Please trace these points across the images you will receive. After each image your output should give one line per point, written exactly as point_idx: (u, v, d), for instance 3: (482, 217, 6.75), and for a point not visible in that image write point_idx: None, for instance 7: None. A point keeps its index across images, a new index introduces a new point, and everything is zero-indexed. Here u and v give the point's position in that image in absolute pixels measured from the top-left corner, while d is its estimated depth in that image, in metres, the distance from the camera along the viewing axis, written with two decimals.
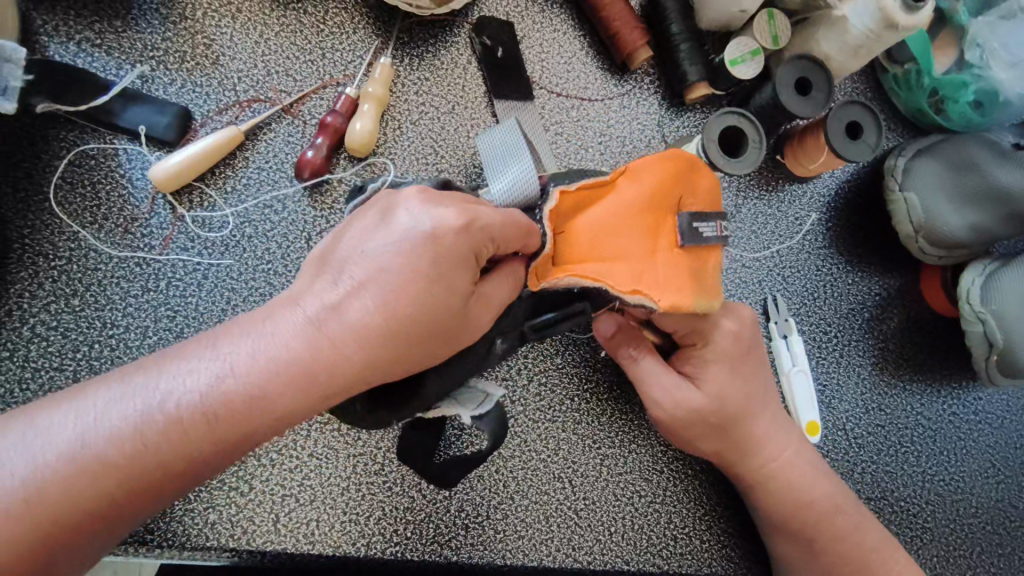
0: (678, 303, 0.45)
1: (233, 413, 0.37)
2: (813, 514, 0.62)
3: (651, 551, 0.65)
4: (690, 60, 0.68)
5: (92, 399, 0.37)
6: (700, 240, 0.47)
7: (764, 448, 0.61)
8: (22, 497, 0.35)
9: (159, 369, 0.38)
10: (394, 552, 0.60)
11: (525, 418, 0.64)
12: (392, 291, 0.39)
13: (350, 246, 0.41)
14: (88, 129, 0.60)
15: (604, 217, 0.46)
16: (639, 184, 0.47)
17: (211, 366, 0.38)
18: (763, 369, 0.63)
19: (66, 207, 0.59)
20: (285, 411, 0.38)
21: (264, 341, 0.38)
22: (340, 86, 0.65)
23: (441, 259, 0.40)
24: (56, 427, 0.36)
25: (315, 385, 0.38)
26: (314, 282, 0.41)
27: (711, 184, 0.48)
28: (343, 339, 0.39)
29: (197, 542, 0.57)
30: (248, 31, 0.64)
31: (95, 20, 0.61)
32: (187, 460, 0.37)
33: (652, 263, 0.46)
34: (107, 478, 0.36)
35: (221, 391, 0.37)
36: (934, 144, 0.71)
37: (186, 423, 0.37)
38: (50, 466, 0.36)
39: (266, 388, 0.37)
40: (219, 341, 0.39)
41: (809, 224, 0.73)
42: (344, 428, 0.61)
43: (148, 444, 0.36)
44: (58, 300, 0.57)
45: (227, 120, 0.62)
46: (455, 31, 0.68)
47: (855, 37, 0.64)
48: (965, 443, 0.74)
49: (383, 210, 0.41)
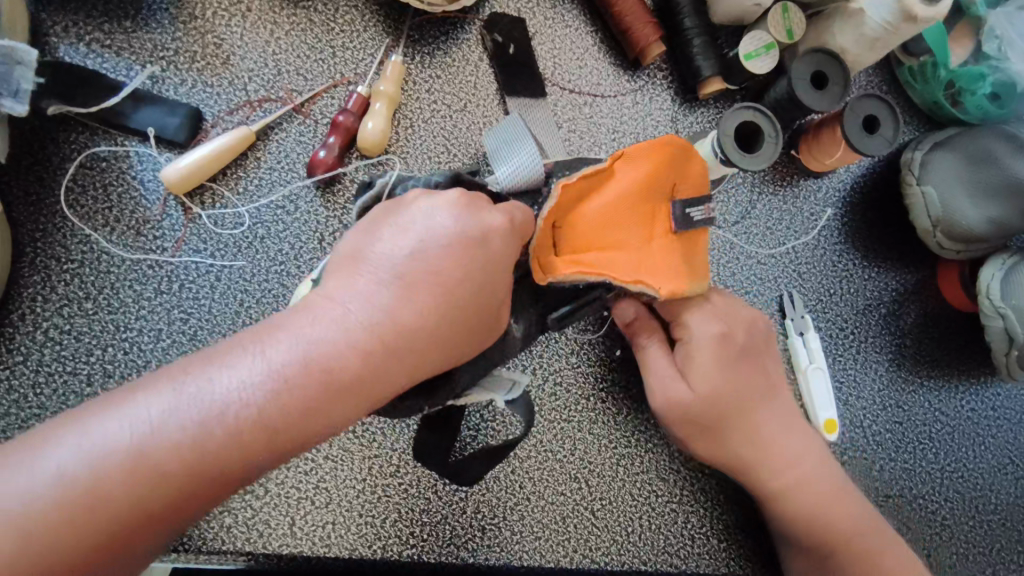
0: (672, 290, 0.50)
1: (287, 414, 0.38)
2: (835, 503, 0.61)
3: (669, 551, 0.64)
4: (704, 55, 0.67)
5: (134, 406, 0.37)
6: (691, 225, 0.51)
7: (775, 443, 0.61)
8: (87, 493, 0.35)
9: (203, 376, 0.38)
10: (411, 554, 0.60)
11: (541, 418, 0.64)
12: (435, 292, 0.42)
13: (388, 243, 0.42)
14: (99, 131, 0.59)
15: (607, 207, 0.48)
16: (635, 171, 0.50)
17: (259, 374, 0.38)
18: (763, 362, 0.63)
19: (77, 210, 0.58)
20: (336, 410, 0.39)
21: (311, 346, 0.39)
22: (351, 85, 0.64)
23: (478, 261, 0.43)
24: (97, 439, 0.36)
25: (373, 384, 0.40)
26: (356, 275, 0.42)
27: (701, 169, 0.53)
28: (396, 340, 0.40)
29: (213, 546, 0.57)
30: (258, 30, 0.63)
31: (105, 20, 0.60)
32: (252, 460, 0.38)
33: (649, 252, 0.50)
34: (170, 478, 0.36)
35: (282, 394, 0.38)
36: (952, 136, 0.70)
37: (250, 424, 0.37)
38: (100, 479, 0.36)
39: (323, 392, 0.38)
40: (272, 340, 0.39)
41: (824, 220, 0.73)
42: (360, 430, 0.61)
43: (201, 456, 0.37)
44: (71, 304, 0.57)
45: (238, 120, 0.62)
46: (466, 28, 0.67)
47: (873, 30, 0.63)
48: (984, 440, 0.73)
49: (417, 207, 0.44)
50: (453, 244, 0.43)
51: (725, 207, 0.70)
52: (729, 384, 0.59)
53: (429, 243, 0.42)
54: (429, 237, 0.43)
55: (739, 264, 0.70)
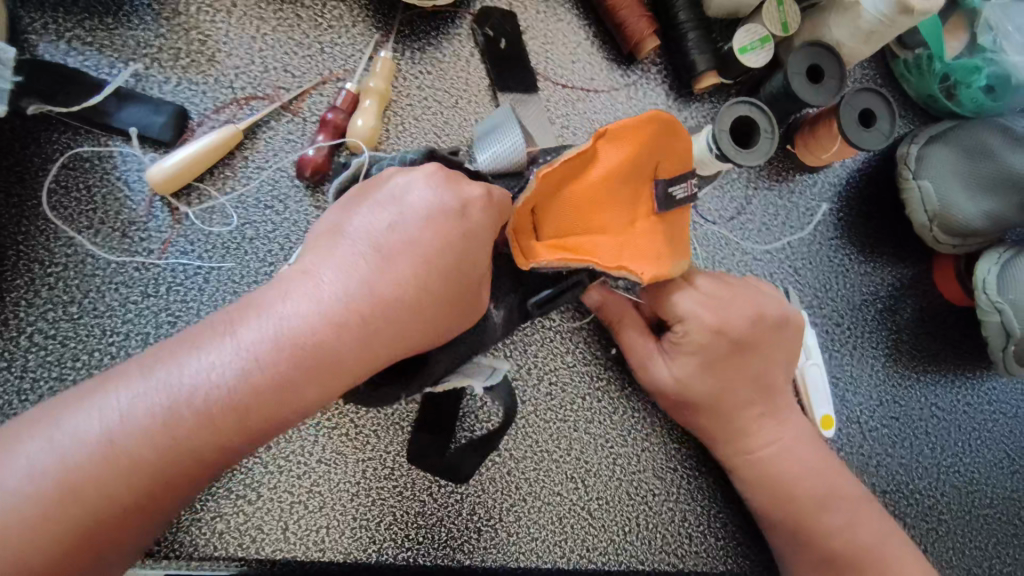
0: (655, 275, 0.49)
1: (260, 397, 0.37)
2: (815, 498, 0.60)
3: (665, 550, 0.64)
4: (698, 49, 0.67)
5: (107, 396, 0.37)
6: (673, 205, 0.51)
7: (755, 436, 0.60)
8: (64, 489, 0.35)
9: (171, 362, 0.37)
10: (406, 557, 0.59)
11: (536, 418, 0.63)
12: (412, 265, 0.41)
13: (363, 219, 0.42)
14: (81, 130, 0.58)
15: (587, 191, 0.49)
16: (615, 152, 0.49)
17: (228, 354, 0.37)
18: (761, 358, 0.60)
19: (60, 211, 0.57)
20: (310, 390, 0.38)
21: (281, 321, 0.38)
22: (340, 82, 0.63)
23: (457, 231, 0.43)
24: (72, 431, 0.36)
25: (350, 363, 0.39)
26: (329, 253, 0.41)
27: (686, 144, 0.52)
28: (373, 315, 0.40)
29: (205, 552, 0.56)
30: (244, 26, 0.62)
31: (86, 16, 0.59)
32: (228, 444, 0.37)
33: (634, 236, 0.50)
34: (146, 468, 0.36)
35: (253, 376, 0.37)
36: (947, 129, 0.70)
37: (223, 409, 0.37)
38: (72, 470, 0.36)
39: (295, 373, 0.38)
40: (243, 323, 0.38)
41: (819, 215, 0.72)
42: (354, 432, 0.60)
43: (172, 442, 0.36)
44: (55, 307, 0.55)
45: (225, 118, 0.60)
46: (457, 23, 0.66)
47: (868, 22, 0.62)
48: (979, 434, 0.73)
49: (392, 182, 0.43)
50: (429, 215, 0.42)
51: (720, 202, 0.70)
52: (723, 376, 0.59)
53: (406, 216, 0.42)
54: (404, 211, 0.42)
55: (734, 261, 0.69)
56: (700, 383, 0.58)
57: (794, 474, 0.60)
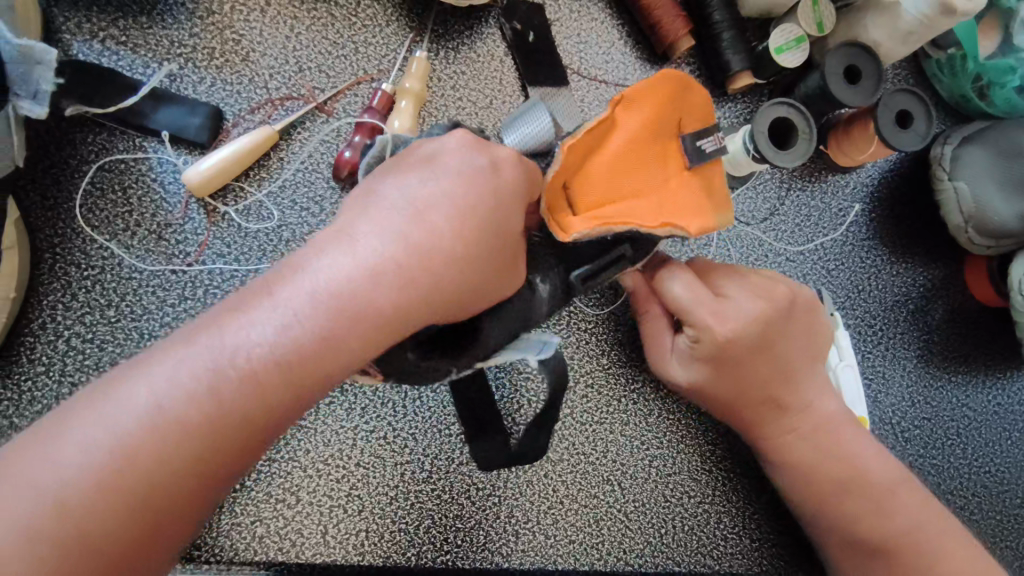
0: (705, 225, 0.48)
1: (307, 356, 0.36)
2: (842, 480, 0.58)
3: (701, 552, 0.64)
4: (732, 49, 0.66)
5: (149, 369, 0.35)
6: (705, 157, 0.50)
7: (776, 422, 0.58)
8: (115, 469, 0.33)
9: (214, 330, 0.36)
10: (445, 561, 0.59)
11: (572, 420, 0.63)
12: (450, 219, 0.40)
13: (396, 180, 0.41)
14: (117, 132, 0.57)
15: (613, 158, 0.48)
16: (632, 117, 0.48)
17: (270, 314, 0.36)
18: (782, 345, 0.57)
19: (95, 213, 0.56)
20: (354, 344, 0.37)
21: (319, 277, 0.37)
22: (375, 82, 0.62)
23: (492, 187, 0.41)
24: (117, 409, 0.34)
25: (394, 316, 0.37)
26: (364, 213, 0.40)
27: (703, 96, 0.50)
28: (414, 268, 0.38)
29: (245, 556, 0.56)
30: (278, 25, 0.61)
31: (119, 16, 0.58)
32: (275, 409, 0.36)
33: (671, 193, 0.49)
34: (196, 439, 0.34)
35: (299, 336, 0.36)
36: (981, 130, 0.69)
37: (270, 372, 0.35)
38: (119, 447, 0.33)
39: (341, 330, 0.36)
40: (283, 284, 0.37)
41: (852, 216, 0.72)
42: (392, 436, 0.60)
43: (222, 410, 0.35)
44: (93, 311, 0.55)
45: (260, 119, 0.60)
46: (490, 22, 0.65)
47: (908, 23, 0.62)
48: (1010, 435, 0.73)
49: (424, 152, 0.43)
50: (463, 173, 0.41)
51: (753, 203, 0.70)
52: (733, 371, 0.56)
53: (440, 175, 0.41)
54: (437, 172, 0.42)
55: (768, 262, 0.69)
56: (712, 376, 0.56)
57: (817, 458, 0.58)
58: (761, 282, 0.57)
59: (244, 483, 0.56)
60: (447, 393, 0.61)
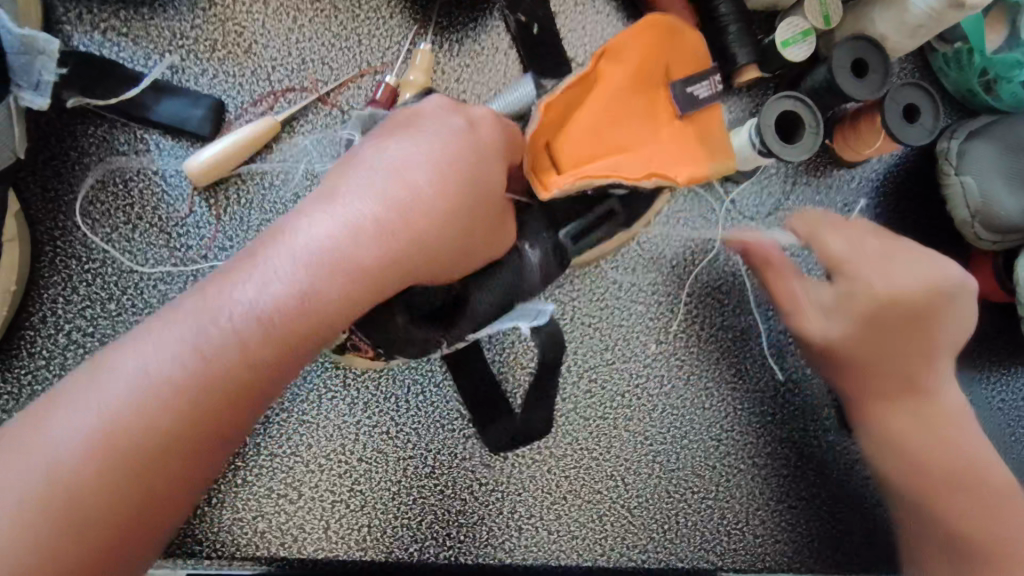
0: (692, 174, 0.52)
1: (295, 314, 0.39)
2: (961, 475, 0.57)
3: (704, 547, 0.64)
4: (738, 42, 0.65)
5: (147, 335, 0.39)
6: (693, 106, 0.53)
7: (931, 402, 0.58)
8: (119, 424, 0.37)
9: (207, 297, 0.39)
10: (447, 556, 0.59)
11: (575, 416, 0.63)
12: (427, 182, 0.43)
13: (375, 147, 0.44)
14: (118, 124, 0.57)
15: (597, 111, 0.51)
16: (617, 71, 0.52)
17: (259, 279, 0.40)
18: (931, 325, 0.57)
19: (97, 206, 0.56)
20: (339, 301, 0.40)
21: (302, 241, 0.40)
22: (379, 74, 0.62)
23: (465, 150, 0.45)
24: (121, 371, 0.38)
25: (375, 274, 0.41)
26: (344, 177, 0.43)
27: (694, 42, 0.54)
28: (394, 228, 0.42)
29: (247, 551, 0.56)
30: (281, 17, 0.60)
31: (121, 7, 0.57)
32: (264, 366, 0.39)
33: (658, 142, 0.52)
34: (194, 394, 0.38)
35: (286, 296, 0.39)
36: (989, 123, 0.68)
37: (260, 329, 0.39)
38: (121, 405, 0.37)
39: (327, 288, 0.40)
40: (269, 250, 0.40)
41: (857, 210, 0.72)
42: (394, 432, 0.59)
43: (217, 368, 0.38)
44: (94, 305, 0.55)
45: (262, 111, 0.59)
46: (495, 13, 0.65)
47: (916, 16, 0.62)
48: (1013, 431, 0.72)
49: (403, 121, 0.46)
50: (441, 138, 0.45)
51: (758, 198, 0.69)
52: (884, 337, 0.57)
53: (417, 143, 0.44)
54: (414, 138, 0.44)
55: None
56: (857, 341, 0.58)
57: (933, 448, 0.57)
58: (917, 262, 0.58)
59: (245, 478, 0.56)
60: (451, 388, 0.60)
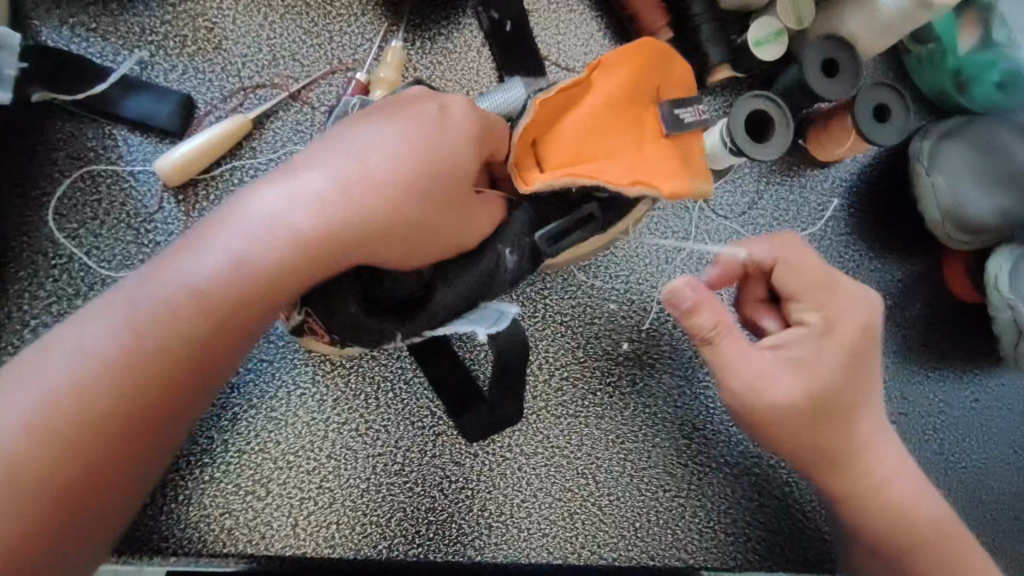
0: (676, 188, 0.50)
1: (251, 286, 0.42)
2: (911, 516, 0.56)
3: (676, 546, 0.63)
4: (712, 41, 0.65)
5: (116, 300, 0.41)
6: (681, 127, 0.52)
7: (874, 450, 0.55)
8: (80, 384, 0.39)
9: (171, 266, 0.42)
10: (417, 554, 0.58)
11: (547, 413, 0.63)
12: (394, 166, 0.45)
13: (351, 130, 0.46)
14: (87, 119, 0.57)
15: (589, 114, 0.51)
16: (612, 76, 0.52)
17: (221, 250, 0.42)
18: (862, 366, 0.55)
19: (64, 201, 0.56)
20: (296, 275, 0.42)
21: (265, 215, 0.43)
22: (350, 71, 0.62)
23: (438, 135, 0.46)
24: (87, 333, 0.40)
25: (333, 251, 0.43)
26: (314, 157, 0.45)
27: (682, 71, 0.55)
28: (357, 208, 0.43)
29: (214, 548, 0.55)
30: (251, 14, 0.60)
31: (91, 3, 0.58)
32: (220, 338, 0.42)
33: (643, 153, 0.51)
34: (152, 359, 0.41)
35: (245, 269, 0.42)
36: (959, 124, 0.69)
37: (218, 300, 0.42)
38: (85, 366, 0.40)
39: (284, 262, 0.42)
40: (234, 222, 0.43)
41: (831, 210, 0.72)
42: (364, 428, 0.59)
43: (174, 336, 0.41)
44: (60, 301, 0.54)
45: (232, 107, 0.59)
46: (467, 11, 0.65)
47: (887, 16, 0.62)
48: (987, 430, 0.73)
49: (382, 105, 0.48)
50: (412, 122, 0.46)
51: (731, 197, 0.70)
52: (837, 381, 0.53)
53: (391, 126, 0.46)
54: (388, 122, 0.46)
55: None
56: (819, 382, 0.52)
57: (887, 489, 0.55)
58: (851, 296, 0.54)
59: (213, 475, 0.56)
60: (423, 384, 0.61)
